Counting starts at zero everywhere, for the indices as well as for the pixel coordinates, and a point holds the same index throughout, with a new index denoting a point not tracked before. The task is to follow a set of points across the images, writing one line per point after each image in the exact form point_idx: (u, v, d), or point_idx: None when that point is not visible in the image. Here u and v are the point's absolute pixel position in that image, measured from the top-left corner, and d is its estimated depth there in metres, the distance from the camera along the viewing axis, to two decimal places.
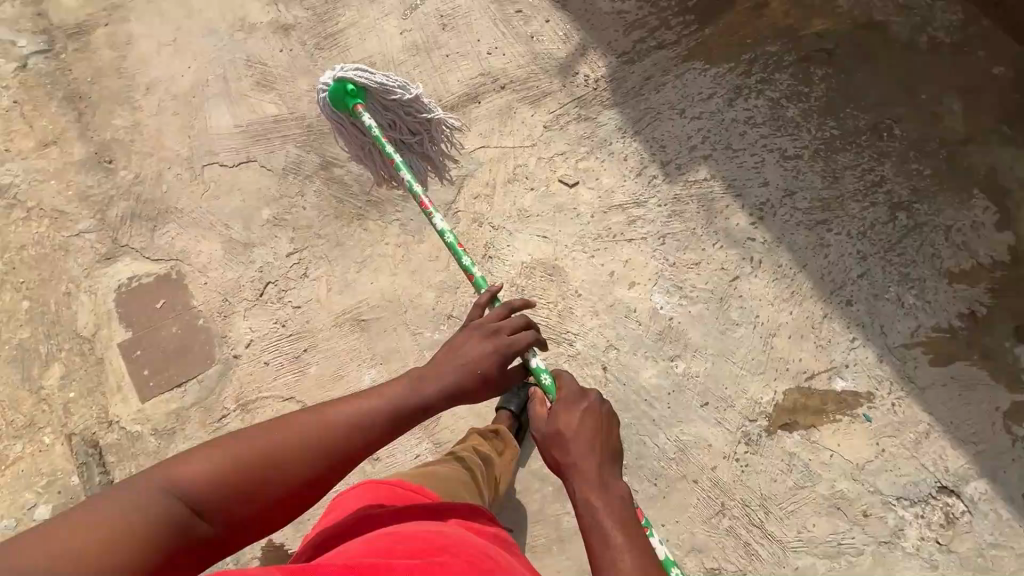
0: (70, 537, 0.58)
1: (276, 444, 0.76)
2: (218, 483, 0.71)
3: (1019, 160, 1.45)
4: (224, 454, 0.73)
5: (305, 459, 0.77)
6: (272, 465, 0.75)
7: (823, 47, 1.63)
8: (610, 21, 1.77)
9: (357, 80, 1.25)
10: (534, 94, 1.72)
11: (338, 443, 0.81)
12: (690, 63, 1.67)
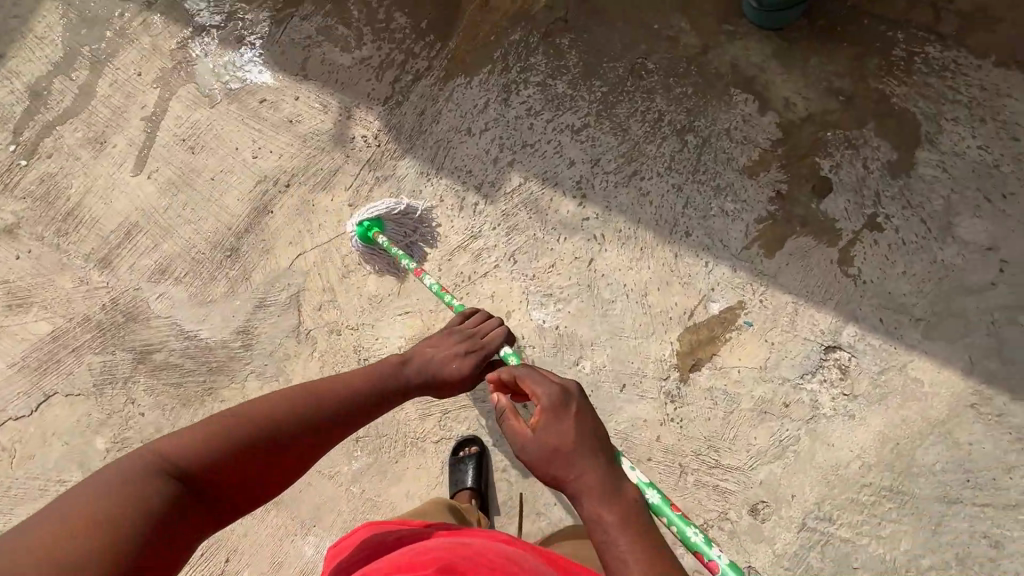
0: (67, 515, 0.68)
1: (260, 422, 0.87)
2: (207, 451, 0.82)
3: (749, 48, 1.64)
4: (233, 427, 0.86)
5: (286, 436, 0.89)
6: (255, 439, 0.86)
7: (557, 16, 1.70)
8: (358, 73, 1.69)
9: (374, 214, 1.43)
10: (322, 177, 1.61)
11: (317, 422, 0.93)
12: (452, 81, 1.66)
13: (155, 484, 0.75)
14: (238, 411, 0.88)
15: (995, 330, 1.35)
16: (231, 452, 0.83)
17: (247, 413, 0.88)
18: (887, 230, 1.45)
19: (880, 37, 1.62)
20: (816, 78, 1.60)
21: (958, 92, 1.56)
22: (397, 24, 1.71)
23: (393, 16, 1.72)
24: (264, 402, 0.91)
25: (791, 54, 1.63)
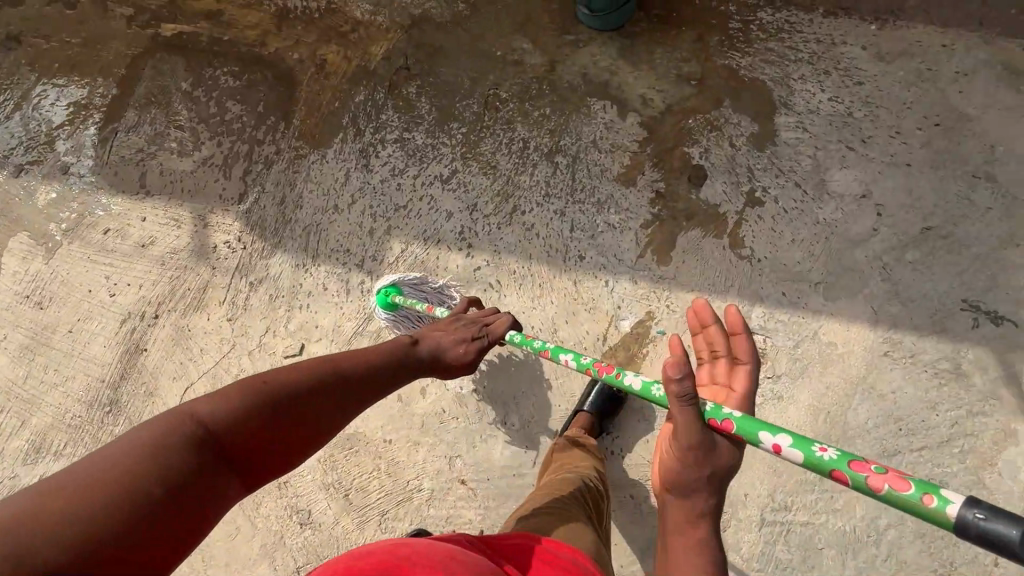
0: (79, 481, 0.57)
1: (270, 397, 0.75)
2: (227, 419, 0.70)
3: (595, 54, 1.62)
4: (258, 392, 0.75)
5: (296, 419, 0.77)
6: (268, 416, 0.73)
7: (398, 66, 1.64)
8: (203, 175, 1.56)
9: (400, 280, 1.38)
10: (191, 297, 1.47)
11: (334, 401, 0.82)
12: (306, 159, 1.56)
13: (175, 445, 0.64)
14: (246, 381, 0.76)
15: (887, 274, 1.38)
16: (244, 428, 0.71)
17: (259, 382, 0.76)
18: (767, 202, 1.46)
19: (714, 14, 1.64)
20: (665, 68, 1.60)
21: (797, 50, 1.59)
22: (232, 114, 1.60)
23: (226, 106, 1.60)
24: (280, 373, 0.79)
25: (635, 50, 1.62)
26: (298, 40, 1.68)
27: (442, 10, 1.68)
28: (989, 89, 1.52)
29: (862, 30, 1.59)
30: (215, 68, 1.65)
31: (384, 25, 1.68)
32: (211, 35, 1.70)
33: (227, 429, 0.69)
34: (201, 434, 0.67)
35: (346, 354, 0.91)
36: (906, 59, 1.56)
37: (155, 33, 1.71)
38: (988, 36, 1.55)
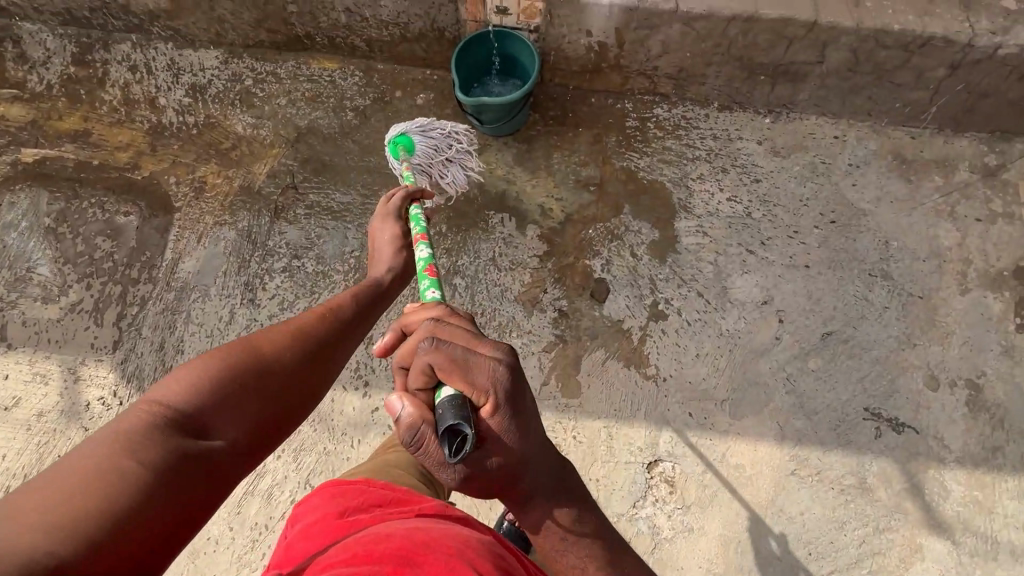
0: (66, 476, 0.54)
1: (242, 364, 0.74)
2: (197, 399, 0.68)
3: (490, 161, 1.56)
4: (230, 360, 0.73)
5: (274, 381, 0.76)
6: (241, 384, 0.72)
7: (285, 184, 1.55)
8: (71, 323, 1.42)
9: (407, 130, 1.36)
10: None
11: (305, 362, 0.81)
12: (187, 297, 1.44)
13: (147, 436, 0.61)
14: (205, 356, 0.73)
15: (791, 385, 1.37)
16: (218, 402, 0.69)
17: (224, 355, 0.74)
18: (670, 315, 1.43)
19: (611, 112, 1.60)
20: (563, 174, 1.55)
21: (695, 147, 1.57)
22: (102, 252, 1.47)
23: (95, 243, 1.47)
24: (241, 341, 0.77)
25: (532, 155, 1.56)
26: (175, 161, 1.57)
27: (330, 120, 1.61)
28: (881, 180, 1.53)
29: (757, 124, 1.58)
30: (83, 199, 1.52)
31: (270, 139, 1.59)
32: (78, 159, 1.57)
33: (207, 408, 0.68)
34: (173, 420, 0.65)
35: (305, 313, 0.89)
36: (800, 152, 1.56)
37: (15, 160, 1.57)
38: (877, 125, 1.56)
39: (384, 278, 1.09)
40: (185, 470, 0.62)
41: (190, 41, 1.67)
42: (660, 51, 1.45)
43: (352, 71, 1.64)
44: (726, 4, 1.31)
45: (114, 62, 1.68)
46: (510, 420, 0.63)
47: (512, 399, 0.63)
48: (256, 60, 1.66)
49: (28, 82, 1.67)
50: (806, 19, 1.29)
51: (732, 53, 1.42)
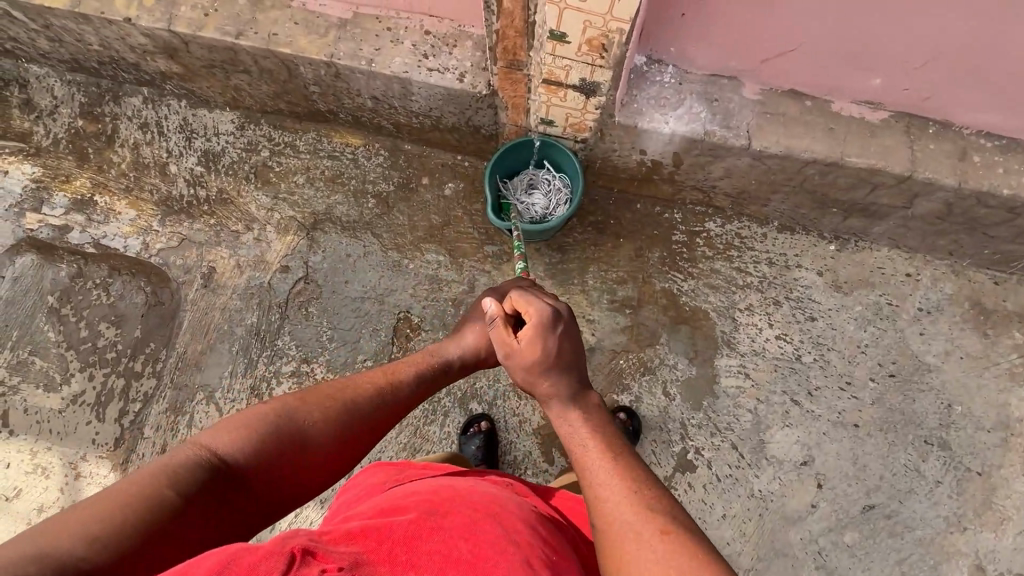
0: (114, 492, 0.56)
1: (289, 426, 0.73)
2: (243, 449, 0.69)
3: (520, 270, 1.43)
4: (285, 423, 0.74)
5: (317, 451, 0.74)
6: (282, 451, 0.72)
7: (297, 278, 1.44)
8: (73, 415, 1.37)
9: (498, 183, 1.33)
10: None
11: (347, 441, 0.78)
12: (192, 396, 1.37)
13: (187, 472, 0.63)
14: (259, 408, 0.75)
15: (823, 560, 1.27)
16: (256, 455, 0.69)
17: (277, 411, 0.74)
18: (700, 467, 1.32)
19: (656, 223, 1.44)
20: (597, 292, 1.42)
21: (747, 273, 1.42)
22: (105, 340, 1.40)
23: (98, 329, 1.40)
24: (291, 400, 0.77)
25: (565, 267, 1.43)
26: (184, 240, 1.47)
27: (349, 206, 1.49)
28: (953, 331, 1.37)
29: (820, 251, 1.41)
30: (87, 278, 1.43)
31: (285, 222, 1.48)
32: (84, 230, 1.48)
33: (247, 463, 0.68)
34: (213, 461, 0.66)
35: (363, 373, 0.88)
36: (866, 289, 1.39)
37: (18, 226, 1.48)
38: (957, 266, 1.39)
39: (455, 360, 1.01)
40: (211, 510, 0.63)
41: (204, 101, 1.54)
42: (722, 176, 1.27)
43: (377, 150, 1.50)
44: (808, 145, 1.13)
45: (125, 117, 1.56)
46: (545, 333, 0.88)
47: (547, 325, 0.88)
48: (274, 128, 1.53)
49: (33, 133, 1.56)
50: (899, 172, 1.11)
51: (805, 187, 1.24)
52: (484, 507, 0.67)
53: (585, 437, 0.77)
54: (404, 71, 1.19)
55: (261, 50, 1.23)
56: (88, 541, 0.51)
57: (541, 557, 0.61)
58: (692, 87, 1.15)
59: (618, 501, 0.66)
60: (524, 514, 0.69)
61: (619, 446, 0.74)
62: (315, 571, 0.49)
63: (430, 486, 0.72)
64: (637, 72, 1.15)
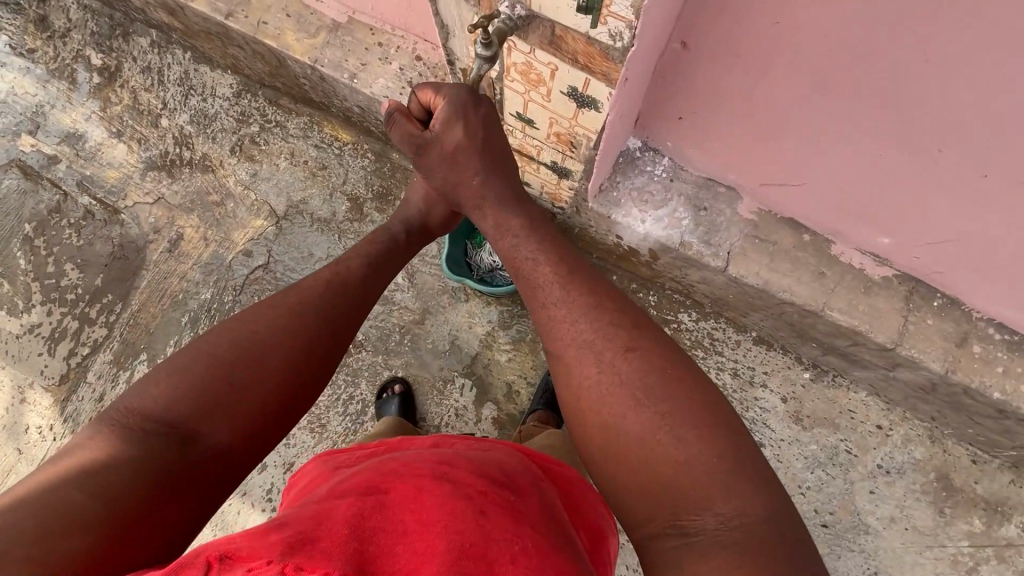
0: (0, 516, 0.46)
1: (226, 359, 0.63)
2: (176, 407, 0.60)
3: (475, 313, 1.38)
4: (205, 365, 0.63)
5: (265, 376, 0.64)
6: (216, 392, 0.61)
7: (257, 264, 1.43)
8: (27, 344, 1.43)
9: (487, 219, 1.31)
10: None
11: (297, 366, 0.66)
12: (136, 354, 1.41)
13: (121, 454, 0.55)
14: (186, 353, 0.64)
15: None
16: (198, 409, 0.60)
17: (197, 356, 0.63)
18: None
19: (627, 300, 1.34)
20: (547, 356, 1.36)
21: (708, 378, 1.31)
22: (68, 280, 1.44)
23: (64, 268, 1.44)
24: (236, 330, 0.66)
25: (520, 323, 1.37)
26: (160, 199, 1.47)
27: (324, 202, 1.44)
28: (906, 499, 1.24)
29: (791, 376, 1.30)
30: (64, 215, 1.47)
31: (260, 204, 1.45)
32: (72, 166, 1.50)
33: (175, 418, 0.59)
34: (147, 431, 0.57)
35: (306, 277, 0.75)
36: (827, 430, 1.27)
37: (12, 146, 1.51)
38: (936, 433, 1.25)
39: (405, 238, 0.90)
40: (172, 484, 0.56)
41: (208, 59, 1.49)
42: (699, 280, 1.16)
43: (366, 151, 1.45)
44: (787, 285, 1.02)
45: (130, 57, 1.53)
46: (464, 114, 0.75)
47: (460, 106, 0.75)
48: (269, 103, 1.48)
49: (42, 52, 1.54)
50: (882, 341, 1.01)
51: (784, 318, 1.13)
52: (426, 469, 0.61)
53: (598, 343, 0.62)
54: (383, 96, 1.11)
55: (249, 36, 1.18)
56: (23, 547, 0.44)
57: (492, 505, 0.58)
58: (682, 188, 1.02)
59: (664, 424, 0.55)
60: (472, 466, 0.64)
61: (642, 339, 0.61)
62: (244, 572, 0.42)
63: (386, 461, 0.65)
64: (626, 156, 1.03)
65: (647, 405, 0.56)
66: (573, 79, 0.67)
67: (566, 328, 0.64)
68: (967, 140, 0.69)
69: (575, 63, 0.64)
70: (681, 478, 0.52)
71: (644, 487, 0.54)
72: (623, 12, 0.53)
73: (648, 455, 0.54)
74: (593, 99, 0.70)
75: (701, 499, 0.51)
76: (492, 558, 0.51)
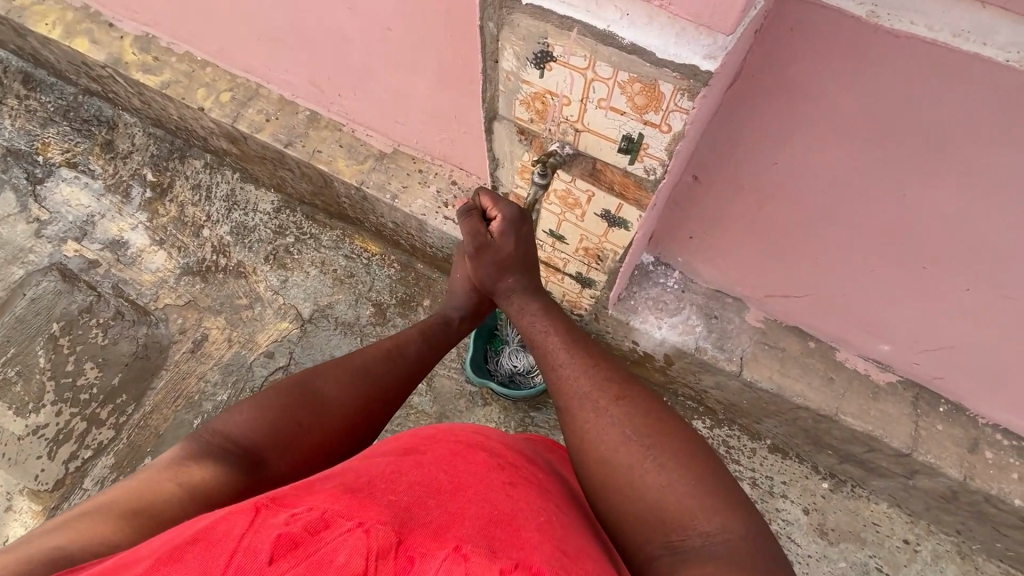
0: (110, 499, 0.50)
1: (297, 400, 0.66)
2: (253, 433, 0.63)
3: (491, 417, 1.39)
4: (283, 396, 0.67)
5: (330, 421, 0.67)
6: (292, 421, 0.65)
7: (277, 365, 1.46)
8: (28, 446, 1.38)
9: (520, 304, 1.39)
10: None
11: (358, 409, 0.70)
12: (141, 457, 1.37)
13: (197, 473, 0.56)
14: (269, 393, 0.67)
15: None
16: (272, 436, 0.63)
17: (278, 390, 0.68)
18: None
19: None
20: None
21: None
22: (86, 379, 1.44)
23: (84, 367, 1.45)
24: (309, 375, 0.70)
25: (537, 429, 1.38)
26: (191, 301, 1.54)
27: (348, 306, 1.52)
28: None
29: (810, 486, 1.28)
30: (93, 315, 1.51)
31: (287, 307, 1.53)
32: (111, 270, 1.58)
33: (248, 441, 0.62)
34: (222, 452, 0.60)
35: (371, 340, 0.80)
36: (855, 545, 1.23)
37: (56, 251, 1.60)
38: (965, 548, 1.22)
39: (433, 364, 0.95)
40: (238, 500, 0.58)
41: (254, 179, 1.66)
42: (714, 385, 1.21)
43: (393, 261, 1.56)
44: (800, 389, 1.08)
45: (183, 176, 1.70)
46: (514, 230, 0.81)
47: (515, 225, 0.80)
48: (306, 218, 1.63)
49: (102, 170, 1.70)
50: (897, 446, 1.05)
51: (798, 424, 1.16)
52: (461, 438, 0.61)
53: (593, 392, 0.68)
54: (421, 214, 1.26)
55: (302, 162, 1.34)
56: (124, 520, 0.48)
57: (519, 478, 0.57)
58: (694, 298, 1.12)
59: (651, 457, 0.60)
60: (504, 444, 0.64)
61: (629, 389, 0.68)
62: (286, 514, 0.44)
63: (422, 431, 0.64)
64: (641, 270, 1.14)
65: (637, 443, 0.62)
66: (607, 204, 0.79)
67: (568, 381, 0.71)
68: (943, 258, 0.81)
69: (611, 191, 0.76)
70: (665, 503, 0.58)
71: (640, 514, 0.59)
72: (658, 153, 0.66)
73: (637, 485, 0.60)
74: (624, 220, 0.81)
75: (683, 519, 0.56)
76: (519, 523, 0.50)
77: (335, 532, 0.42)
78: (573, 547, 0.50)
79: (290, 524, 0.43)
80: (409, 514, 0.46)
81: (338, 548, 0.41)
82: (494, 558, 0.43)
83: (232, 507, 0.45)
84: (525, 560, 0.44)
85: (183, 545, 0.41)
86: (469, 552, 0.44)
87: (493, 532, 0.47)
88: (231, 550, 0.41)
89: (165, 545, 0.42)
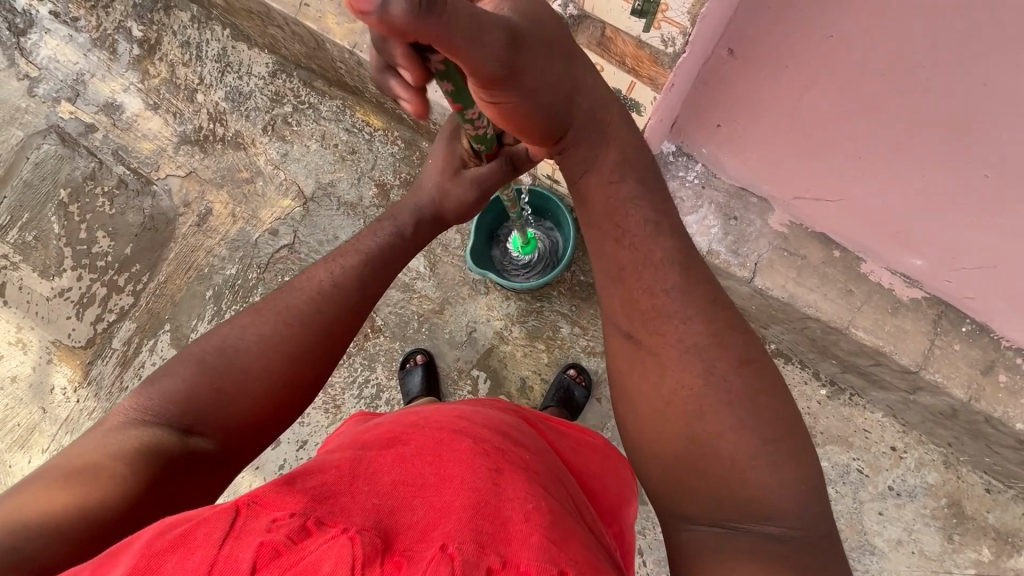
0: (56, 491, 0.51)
1: (224, 366, 0.63)
2: (183, 403, 0.61)
3: (492, 306, 1.38)
4: (208, 361, 0.64)
5: (268, 380, 0.64)
6: (217, 387, 0.62)
7: (283, 243, 1.44)
8: (56, 306, 1.44)
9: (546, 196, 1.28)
10: (11, 438, 1.39)
11: (296, 361, 0.66)
12: (160, 322, 1.44)
13: (130, 441, 0.57)
14: (192, 356, 0.65)
15: None
16: (202, 403, 0.62)
17: (204, 357, 0.64)
18: None
19: None
20: (562, 353, 1.36)
21: None
22: (100, 247, 1.46)
23: (96, 235, 1.47)
24: (232, 336, 0.66)
25: (538, 320, 1.37)
26: (192, 172, 1.50)
27: (350, 184, 1.45)
28: (916, 522, 1.21)
29: (807, 391, 1.27)
30: (98, 183, 1.49)
31: (288, 183, 1.47)
32: (109, 134, 1.53)
33: (178, 410, 0.61)
34: (151, 419, 0.60)
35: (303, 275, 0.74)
36: (840, 448, 1.25)
37: (52, 112, 1.54)
38: (951, 458, 1.23)
39: None
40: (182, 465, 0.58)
41: (246, 37, 1.52)
42: (722, 289, 1.15)
43: (396, 139, 1.46)
44: (813, 301, 1.01)
45: (169, 31, 1.55)
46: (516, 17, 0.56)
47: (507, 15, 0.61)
48: (303, 84, 1.50)
49: (85, 21, 1.56)
50: (905, 363, 1.00)
51: (805, 333, 1.12)
52: (445, 425, 0.62)
53: (709, 356, 0.60)
54: None
55: (291, 17, 1.20)
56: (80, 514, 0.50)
57: (506, 463, 0.57)
58: (715, 196, 0.97)
59: (765, 453, 0.56)
60: (488, 427, 0.64)
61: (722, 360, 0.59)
62: (267, 519, 0.42)
63: (408, 416, 0.66)
64: (661, 160, 0.98)
65: (745, 429, 0.57)
66: (618, 83, 0.69)
67: (676, 329, 0.61)
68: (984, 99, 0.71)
69: (622, 65, 0.67)
70: (754, 496, 0.55)
71: (726, 493, 0.56)
72: (678, 18, 0.60)
73: (730, 474, 0.56)
74: (635, 102, 0.71)
75: (768, 515, 0.55)
76: (507, 514, 0.49)
77: (318, 541, 0.41)
78: (562, 535, 0.49)
79: (273, 531, 0.41)
80: (393, 519, 0.47)
81: (323, 558, 0.40)
82: (481, 556, 0.43)
83: (215, 506, 0.43)
84: (513, 557, 0.44)
85: (163, 550, 0.40)
86: (456, 551, 0.43)
87: (479, 525, 0.46)
88: (213, 557, 0.39)
89: (146, 545, 0.41)
